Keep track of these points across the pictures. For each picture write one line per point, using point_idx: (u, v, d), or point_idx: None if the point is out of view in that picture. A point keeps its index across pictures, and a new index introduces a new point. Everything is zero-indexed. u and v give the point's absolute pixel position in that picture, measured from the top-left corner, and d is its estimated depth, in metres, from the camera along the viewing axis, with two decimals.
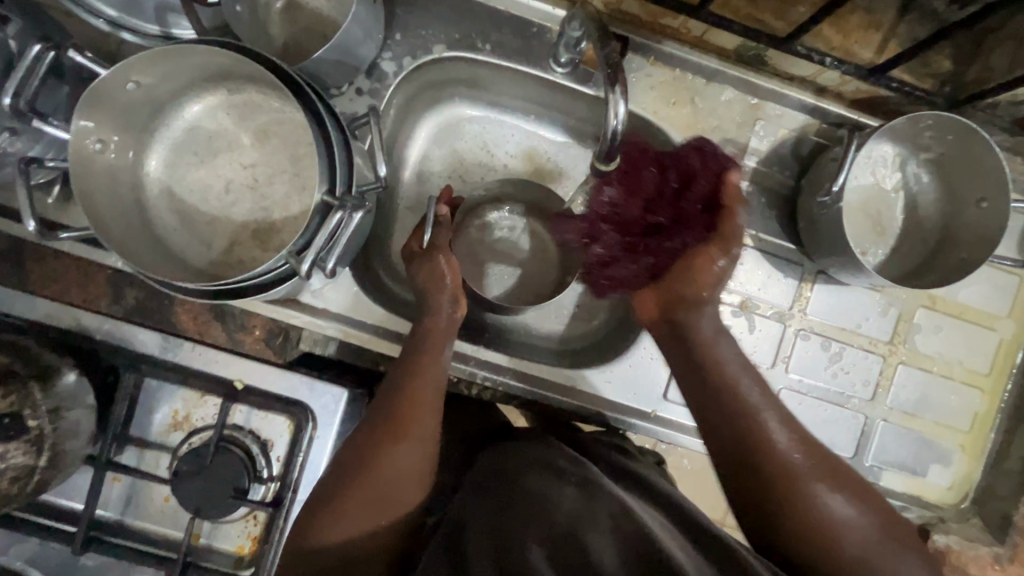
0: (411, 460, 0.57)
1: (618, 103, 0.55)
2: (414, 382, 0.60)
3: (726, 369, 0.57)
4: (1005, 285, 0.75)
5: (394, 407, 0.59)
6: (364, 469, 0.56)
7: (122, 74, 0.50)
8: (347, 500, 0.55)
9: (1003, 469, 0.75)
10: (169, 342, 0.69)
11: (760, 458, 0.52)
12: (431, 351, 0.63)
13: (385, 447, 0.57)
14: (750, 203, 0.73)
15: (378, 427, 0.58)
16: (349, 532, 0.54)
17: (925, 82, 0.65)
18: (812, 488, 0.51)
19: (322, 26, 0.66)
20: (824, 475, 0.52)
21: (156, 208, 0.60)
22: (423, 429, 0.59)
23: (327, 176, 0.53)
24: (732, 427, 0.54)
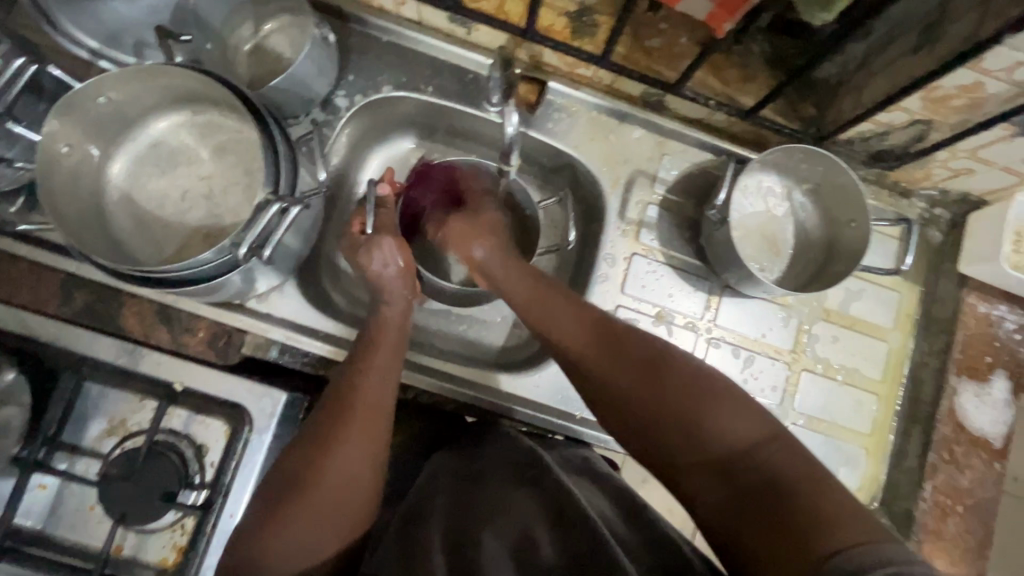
0: (360, 463, 0.59)
1: (512, 124, 0.66)
2: (369, 379, 0.63)
3: (546, 301, 0.64)
4: (888, 300, 0.85)
5: (344, 405, 0.60)
6: (314, 471, 0.57)
7: (95, 88, 0.58)
8: (300, 505, 0.56)
9: (903, 469, 0.81)
10: (124, 348, 0.71)
11: (611, 378, 0.57)
12: (381, 350, 0.66)
13: (335, 451, 0.58)
14: (661, 225, 0.83)
15: (326, 431, 0.59)
16: (306, 538, 0.56)
17: (794, 123, 0.78)
18: (629, 387, 0.56)
19: (281, 66, 0.77)
20: (630, 370, 0.57)
21: (113, 212, 0.66)
22: (370, 428, 0.60)
23: (272, 178, 0.59)
24: (574, 348, 0.60)
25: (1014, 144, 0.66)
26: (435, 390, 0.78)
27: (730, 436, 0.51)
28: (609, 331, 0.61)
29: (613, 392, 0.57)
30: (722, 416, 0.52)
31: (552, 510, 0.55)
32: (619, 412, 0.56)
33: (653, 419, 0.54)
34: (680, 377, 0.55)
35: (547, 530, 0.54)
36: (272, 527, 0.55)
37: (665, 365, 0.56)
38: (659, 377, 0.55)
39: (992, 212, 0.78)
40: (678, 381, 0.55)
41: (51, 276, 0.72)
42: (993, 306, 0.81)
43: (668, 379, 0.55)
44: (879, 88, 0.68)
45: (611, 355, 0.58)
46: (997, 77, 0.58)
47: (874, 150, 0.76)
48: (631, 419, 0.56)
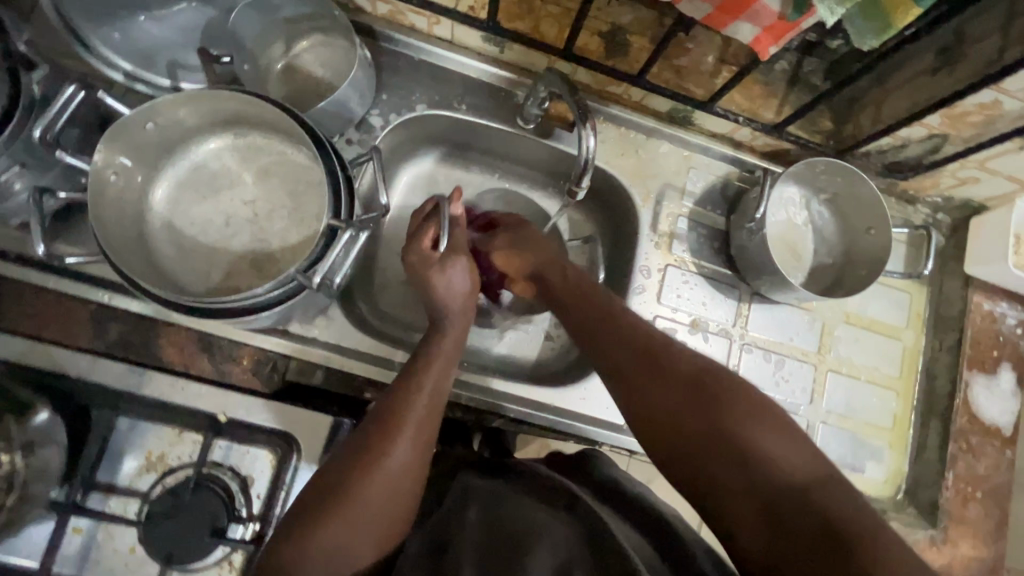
0: (411, 462, 0.55)
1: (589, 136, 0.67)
2: (424, 387, 0.60)
3: (624, 322, 0.63)
4: (900, 301, 0.90)
5: (396, 408, 0.57)
6: (359, 470, 0.53)
7: (145, 114, 0.56)
8: (348, 499, 0.51)
9: (924, 459, 0.85)
10: (134, 372, 0.68)
11: (660, 407, 0.55)
12: (433, 357, 0.64)
13: (388, 447, 0.54)
14: (691, 236, 0.86)
15: (375, 433, 0.55)
16: (346, 537, 0.51)
17: (815, 137, 0.82)
18: (701, 418, 0.53)
19: (317, 86, 0.76)
20: (688, 399, 0.54)
21: (155, 239, 0.63)
22: (420, 425, 0.57)
23: (333, 204, 0.59)
24: (633, 372, 0.59)
25: (1020, 155, 0.72)
26: (484, 407, 0.78)
27: (786, 476, 0.48)
28: (679, 355, 0.58)
29: (671, 420, 0.54)
30: (777, 447, 0.50)
31: (584, 539, 0.49)
32: (669, 443, 0.54)
33: (691, 438, 0.53)
34: (735, 408, 0.52)
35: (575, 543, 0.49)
36: (309, 528, 0.50)
37: (724, 399, 0.54)
38: (712, 408, 0.53)
39: (993, 216, 0.85)
40: (732, 416, 0.52)
41: (80, 308, 0.69)
42: (996, 303, 0.87)
43: (720, 404, 0.53)
44: (899, 104, 0.73)
45: (674, 375, 0.57)
46: (1014, 97, 0.63)
47: (889, 161, 0.81)
48: (677, 437, 0.54)
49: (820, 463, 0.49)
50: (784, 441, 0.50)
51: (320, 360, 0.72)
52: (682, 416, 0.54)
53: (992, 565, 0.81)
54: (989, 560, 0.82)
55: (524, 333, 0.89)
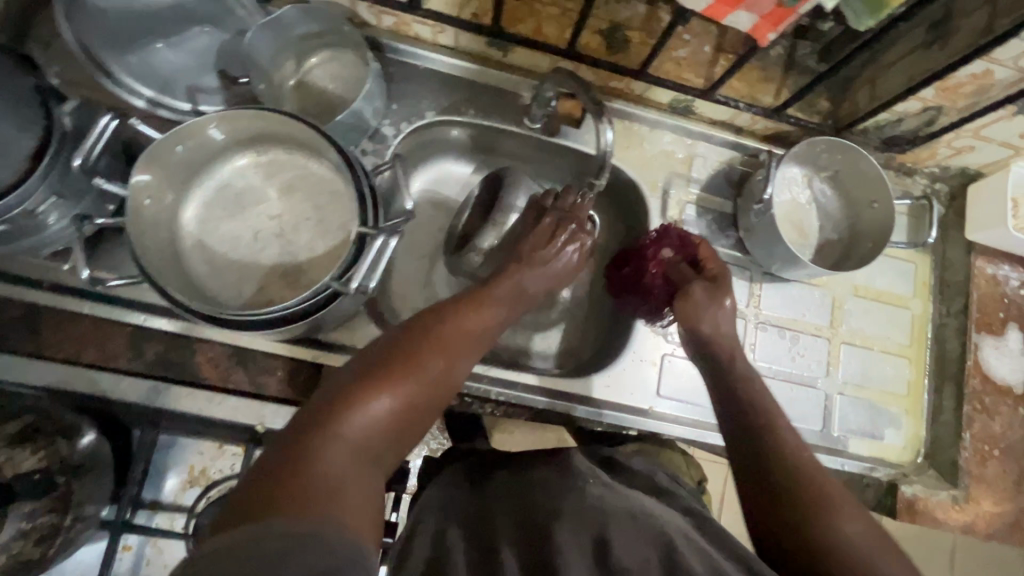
0: (441, 374, 0.56)
1: (607, 128, 0.72)
2: (472, 314, 0.63)
3: (764, 402, 0.67)
4: (904, 271, 0.93)
5: (439, 323, 0.60)
6: (400, 363, 0.54)
7: (176, 136, 0.58)
8: (379, 384, 0.52)
9: (941, 423, 0.88)
10: (157, 389, 0.69)
11: (775, 477, 0.59)
12: (479, 300, 0.65)
13: (423, 358, 0.56)
14: (699, 222, 0.88)
15: (417, 341, 0.57)
16: (371, 422, 0.49)
17: (813, 117, 0.85)
18: (813, 502, 0.56)
19: (329, 101, 0.78)
20: (801, 484, 0.58)
21: (189, 258, 0.65)
22: (456, 351, 0.59)
23: (361, 211, 0.61)
24: (759, 443, 0.63)
25: (1014, 121, 0.74)
26: (512, 401, 0.79)
27: None
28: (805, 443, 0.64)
29: (781, 495, 0.58)
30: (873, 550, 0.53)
31: (630, 517, 0.51)
32: (773, 506, 0.58)
33: (796, 520, 0.56)
34: (849, 517, 0.55)
35: (620, 526, 0.50)
36: (348, 401, 0.49)
37: (837, 505, 0.56)
38: (824, 504, 0.56)
39: (990, 182, 0.87)
40: (845, 519, 0.55)
41: (117, 329, 0.69)
42: (998, 267, 0.90)
43: (838, 496, 0.57)
44: (894, 80, 0.75)
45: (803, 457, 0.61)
46: (1005, 65, 0.65)
47: (886, 136, 0.84)
48: (783, 503, 0.57)
49: None
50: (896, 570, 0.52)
51: None
52: (790, 492, 0.58)
53: (1015, 520, 0.83)
54: (1011, 516, 0.83)
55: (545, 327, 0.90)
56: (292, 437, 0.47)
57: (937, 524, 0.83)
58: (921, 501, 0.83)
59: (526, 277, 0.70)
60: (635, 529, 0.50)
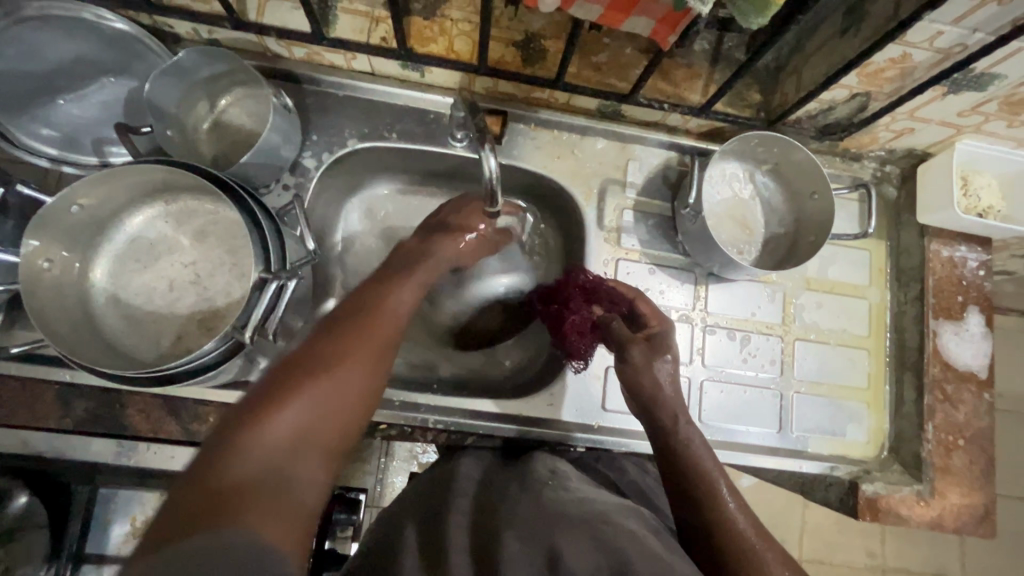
0: (372, 368, 0.52)
1: (490, 158, 0.65)
2: (403, 291, 0.61)
3: (694, 448, 0.67)
4: (859, 259, 0.89)
5: (370, 307, 0.57)
6: (332, 354, 0.51)
7: (68, 198, 0.58)
8: (301, 384, 0.47)
9: (904, 414, 0.85)
10: (123, 446, 0.71)
11: (716, 523, 0.60)
12: (404, 287, 0.62)
13: (350, 351, 0.52)
14: (639, 227, 0.86)
15: (348, 324, 0.54)
16: (291, 427, 0.45)
17: (744, 111, 0.82)
18: (750, 546, 0.59)
19: (243, 137, 0.77)
20: (737, 527, 0.60)
21: (102, 315, 0.65)
22: (387, 340, 0.55)
23: (262, 257, 0.60)
24: (695, 484, 0.64)
25: (947, 101, 0.71)
26: (453, 428, 0.78)
27: None
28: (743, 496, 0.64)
29: (720, 540, 0.59)
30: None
31: (582, 519, 0.51)
32: (714, 551, 0.59)
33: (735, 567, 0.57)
34: (776, 559, 0.58)
35: (572, 535, 0.48)
36: (269, 404, 0.45)
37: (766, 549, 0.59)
38: (756, 548, 0.59)
39: (938, 162, 0.84)
40: (775, 563, 0.58)
41: (45, 389, 0.69)
42: (954, 248, 0.87)
43: (769, 555, 0.58)
44: (817, 68, 0.72)
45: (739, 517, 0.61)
46: (922, 47, 0.63)
47: (821, 124, 0.81)
48: (721, 551, 0.59)
49: None
50: None
51: None
52: (728, 539, 0.59)
53: (985, 512, 0.81)
54: (980, 507, 0.81)
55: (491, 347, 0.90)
56: (219, 439, 0.43)
57: (901, 520, 0.80)
58: (884, 499, 0.81)
59: (437, 253, 0.68)
60: (588, 536, 0.48)
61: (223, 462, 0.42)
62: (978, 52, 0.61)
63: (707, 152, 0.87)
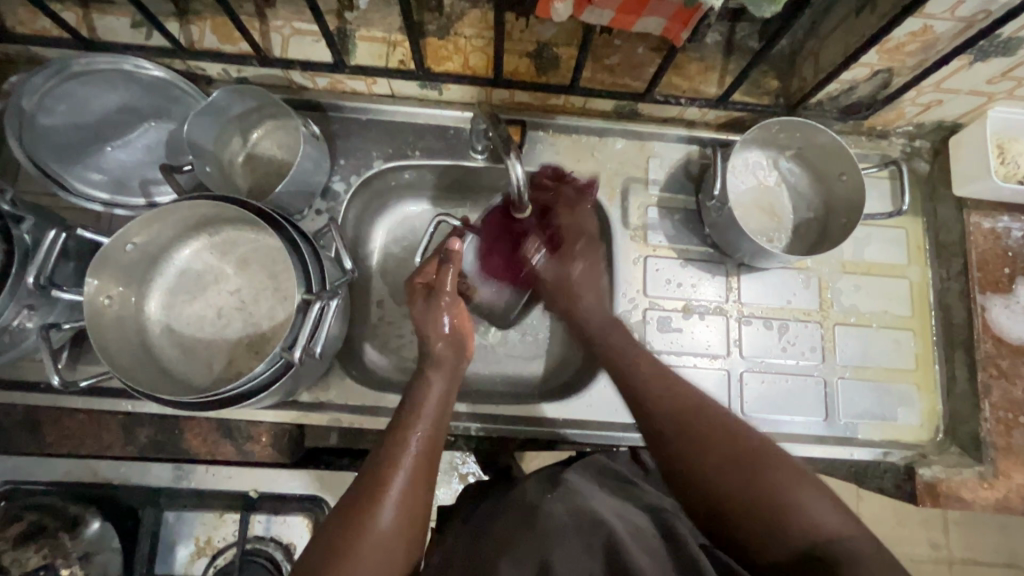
0: (394, 538, 0.52)
1: (514, 164, 0.65)
2: (398, 472, 0.55)
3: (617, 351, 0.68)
4: (896, 238, 0.87)
5: (382, 478, 0.55)
6: (347, 557, 0.50)
7: (123, 238, 0.62)
8: None
9: (957, 394, 0.82)
10: (181, 470, 0.73)
11: (657, 412, 0.60)
12: (421, 427, 0.59)
13: (369, 528, 0.51)
14: (665, 223, 0.86)
15: (355, 513, 0.52)
16: None
17: (763, 99, 0.82)
18: (694, 421, 0.57)
19: (276, 168, 0.80)
20: (675, 412, 0.59)
21: (159, 345, 0.69)
22: (408, 502, 0.54)
23: (303, 279, 0.63)
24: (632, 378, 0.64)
25: (975, 70, 0.70)
26: (494, 434, 0.80)
27: (801, 512, 0.49)
28: (704, 409, 0.58)
29: (671, 429, 0.58)
30: (817, 508, 0.49)
31: (578, 531, 0.52)
32: (667, 439, 0.58)
33: (684, 453, 0.56)
34: (717, 430, 0.56)
35: (565, 542, 0.50)
36: None
37: (712, 425, 0.57)
38: (704, 430, 0.57)
39: (970, 132, 0.82)
40: (724, 439, 0.55)
41: (110, 420, 0.75)
42: (996, 219, 0.84)
43: (709, 421, 0.57)
44: (834, 51, 0.72)
45: (709, 440, 0.55)
46: (943, 18, 0.62)
47: (844, 104, 0.80)
48: (669, 441, 0.58)
49: (832, 521, 0.49)
50: (799, 479, 0.51)
51: (333, 421, 0.76)
52: (670, 424, 0.58)
53: None
54: None
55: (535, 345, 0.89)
56: None
57: (964, 503, 0.78)
58: (943, 483, 0.79)
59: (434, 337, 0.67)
60: (579, 545, 0.50)
61: None
62: (1002, 18, 0.60)
63: (728, 143, 0.87)
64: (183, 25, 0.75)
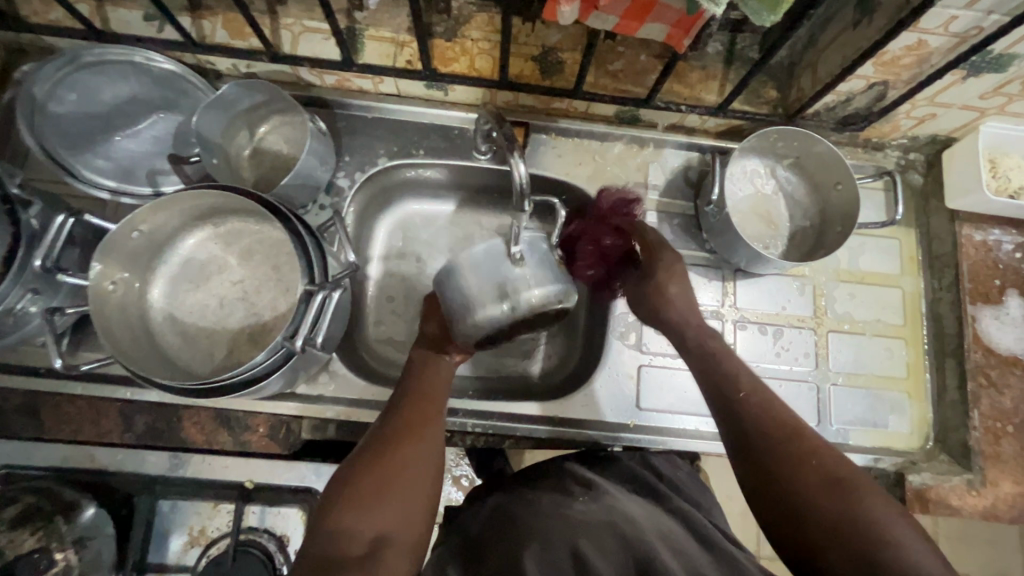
0: (426, 452, 0.61)
1: (520, 164, 0.66)
2: (419, 398, 0.66)
3: (735, 366, 0.67)
4: (890, 248, 0.89)
5: (407, 413, 0.64)
6: (383, 465, 0.59)
7: (129, 225, 0.62)
8: (369, 485, 0.57)
9: (947, 402, 0.84)
10: (178, 459, 0.74)
11: (763, 429, 0.60)
12: (432, 366, 0.70)
13: (404, 442, 0.61)
14: (663, 227, 0.87)
15: (385, 440, 0.61)
16: (364, 533, 0.54)
17: (762, 108, 0.84)
18: (804, 445, 0.58)
19: (282, 162, 0.81)
20: (789, 436, 0.59)
21: (161, 332, 0.70)
22: (433, 426, 0.64)
23: (306, 270, 0.64)
24: (734, 390, 0.64)
25: (967, 84, 0.72)
26: (490, 431, 0.80)
27: (909, 560, 0.49)
28: (820, 444, 0.58)
29: (775, 444, 0.59)
30: (918, 549, 0.50)
31: (611, 530, 0.56)
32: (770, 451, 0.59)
33: (788, 470, 0.57)
34: (830, 463, 0.56)
35: (595, 538, 0.55)
36: (344, 503, 0.56)
37: (823, 457, 0.57)
38: (813, 462, 0.57)
39: (963, 146, 0.83)
40: (832, 472, 0.55)
41: (107, 406, 0.75)
42: (987, 232, 0.86)
43: (825, 456, 0.57)
44: (832, 63, 0.74)
45: (814, 477, 0.55)
46: (937, 33, 0.64)
47: (841, 115, 0.82)
48: (769, 454, 0.58)
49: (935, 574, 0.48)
50: (910, 528, 0.51)
51: (330, 414, 0.76)
52: (778, 440, 0.59)
53: None
54: None
55: (534, 345, 0.89)
56: (318, 530, 0.55)
57: (952, 510, 0.79)
58: (932, 490, 0.79)
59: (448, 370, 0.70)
60: (608, 540, 0.55)
61: (326, 551, 0.53)
62: (994, 35, 0.61)
63: (727, 150, 0.88)
64: (196, 20, 0.76)
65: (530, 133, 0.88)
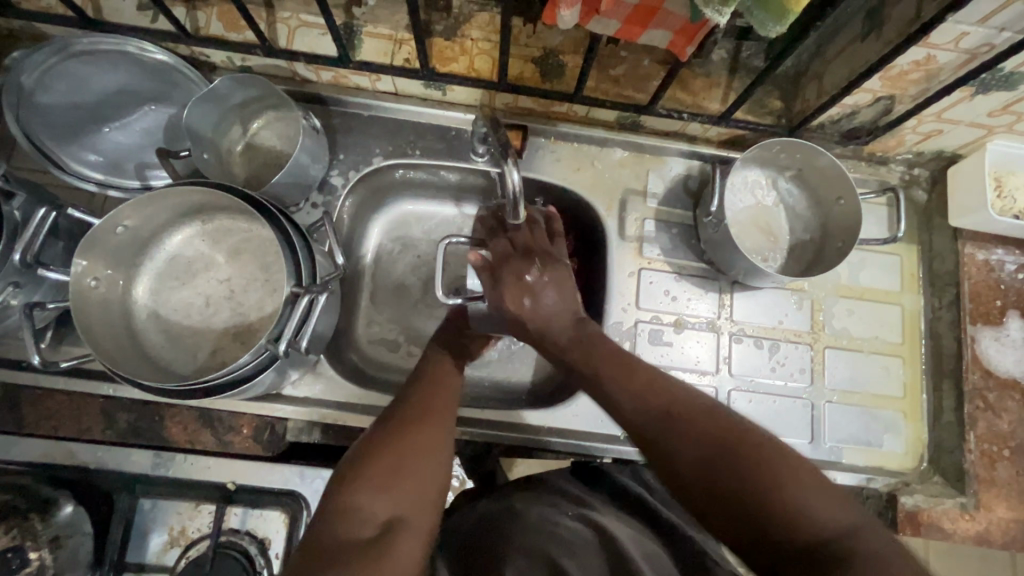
0: (438, 439, 0.58)
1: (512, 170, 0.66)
2: (433, 391, 0.64)
3: (575, 348, 0.64)
4: (890, 264, 0.87)
5: (417, 403, 0.61)
6: (395, 449, 0.56)
7: (113, 220, 0.61)
8: (377, 468, 0.54)
9: (943, 423, 0.82)
10: (161, 457, 0.73)
11: (638, 411, 0.55)
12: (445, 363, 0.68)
13: (416, 429, 0.58)
14: (661, 236, 0.86)
15: (396, 426, 0.58)
16: (373, 516, 0.51)
17: (766, 118, 0.82)
18: (676, 417, 0.53)
19: (275, 159, 0.80)
20: (658, 413, 0.54)
21: (144, 330, 0.68)
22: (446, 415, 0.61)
23: (293, 271, 0.62)
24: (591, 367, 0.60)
25: (975, 101, 0.70)
26: (478, 439, 0.79)
27: (814, 519, 0.45)
28: (694, 405, 0.54)
29: (655, 422, 0.54)
30: (811, 497, 0.46)
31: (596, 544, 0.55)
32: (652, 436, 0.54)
33: (673, 450, 0.52)
34: (706, 426, 0.52)
35: (578, 553, 0.54)
36: (349, 486, 0.53)
37: (699, 421, 0.53)
38: (689, 430, 0.52)
39: (969, 164, 0.82)
40: (712, 434, 0.51)
41: (90, 402, 0.74)
42: (991, 251, 0.84)
43: (690, 423, 0.53)
44: (839, 75, 0.72)
45: (699, 448, 0.51)
46: (947, 48, 0.62)
47: (845, 129, 0.80)
48: (648, 438, 0.54)
49: (838, 524, 0.45)
50: (813, 483, 0.47)
51: (316, 417, 0.75)
52: (653, 419, 0.54)
53: None
54: None
55: (526, 353, 0.88)
56: (322, 515, 0.51)
57: (945, 534, 0.78)
58: (925, 512, 0.78)
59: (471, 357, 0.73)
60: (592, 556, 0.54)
61: (330, 531, 0.49)
62: (1005, 52, 0.60)
63: (728, 160, 0.87)
64: (190, 11, 0.74)
65: (529, 136, 0.86)
